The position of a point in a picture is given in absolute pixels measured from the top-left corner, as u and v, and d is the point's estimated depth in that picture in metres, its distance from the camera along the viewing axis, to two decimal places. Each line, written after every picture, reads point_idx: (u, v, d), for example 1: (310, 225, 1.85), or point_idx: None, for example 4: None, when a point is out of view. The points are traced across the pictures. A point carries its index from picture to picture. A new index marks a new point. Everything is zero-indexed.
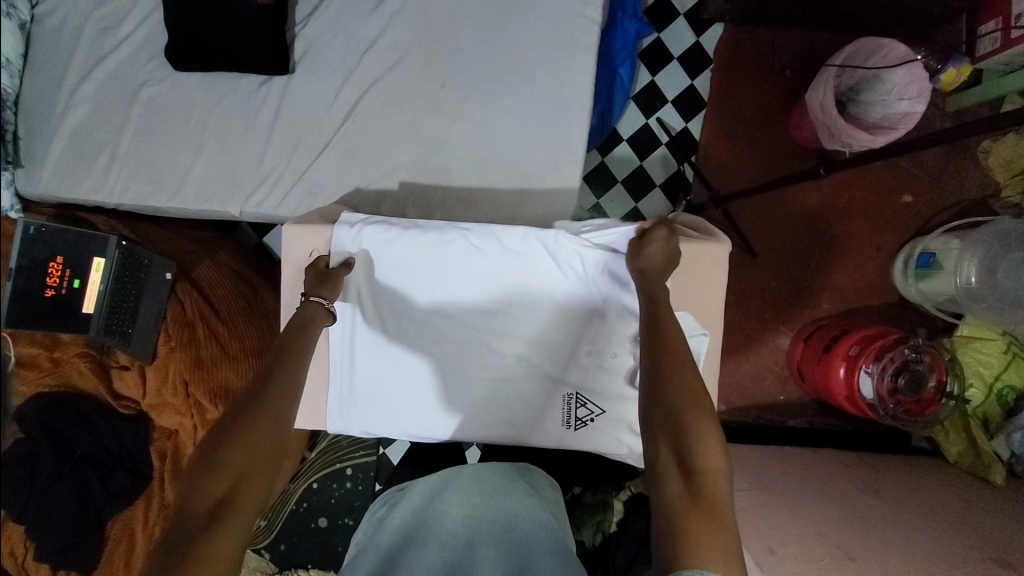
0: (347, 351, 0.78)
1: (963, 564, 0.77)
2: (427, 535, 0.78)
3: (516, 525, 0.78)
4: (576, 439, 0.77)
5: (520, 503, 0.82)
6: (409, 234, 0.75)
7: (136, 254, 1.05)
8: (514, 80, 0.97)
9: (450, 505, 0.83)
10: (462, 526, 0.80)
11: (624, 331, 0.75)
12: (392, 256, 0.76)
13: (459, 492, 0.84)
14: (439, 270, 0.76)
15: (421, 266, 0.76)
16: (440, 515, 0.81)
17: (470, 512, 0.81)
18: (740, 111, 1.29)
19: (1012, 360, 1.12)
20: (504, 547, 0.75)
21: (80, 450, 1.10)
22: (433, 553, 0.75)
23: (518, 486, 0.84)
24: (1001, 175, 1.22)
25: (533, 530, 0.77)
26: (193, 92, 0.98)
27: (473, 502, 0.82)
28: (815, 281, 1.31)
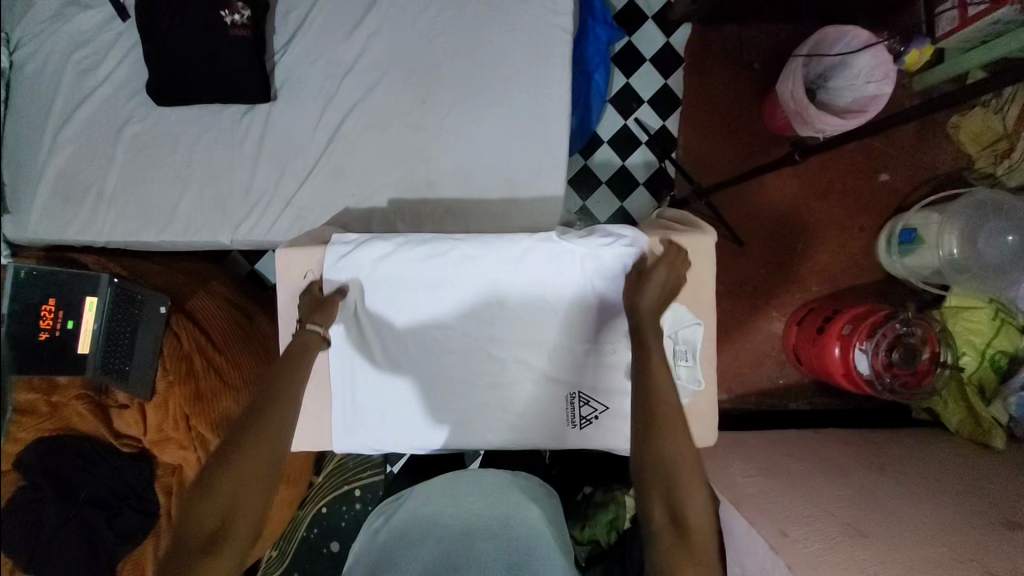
0: (348, 369, 0.78)
1: (968, 530, 0.78)
2: (425, 531, 0.79)
3: (513, 524, 0.79)
4: (581, 438, 0.78)
5: (517, 503, 0.82)
6: (403, 248, 0.76)
7: (130, 290, 1.05)
8: (493, 92, 0.98)
9: (446, 500, 0.83)
10: (460, 520, 0.80)
11: (621, 327, 0.76)
12: (387, 271, 0.76)
13: (456, 488, 0.85)
14: (434, 281, 0.76)
15: (415, 280, 0.76)
16: (436, 510, 0.82)
17: (467, 508, 0.82)
18: (716, 106, 1.32)
19: (1001, 326, 1.14)
20: (502, 547, 0.77)
21: (83, 493, 1.10)
22: (429, 548, 0.77)
23: (516, 486, 0.85)
24: (972, 148, 1.27)
25: (530, 533, 0.78)
26: (176, 126, 0.99)
27: (470, 499, 0.83)
28: (803, 265, 1.33)
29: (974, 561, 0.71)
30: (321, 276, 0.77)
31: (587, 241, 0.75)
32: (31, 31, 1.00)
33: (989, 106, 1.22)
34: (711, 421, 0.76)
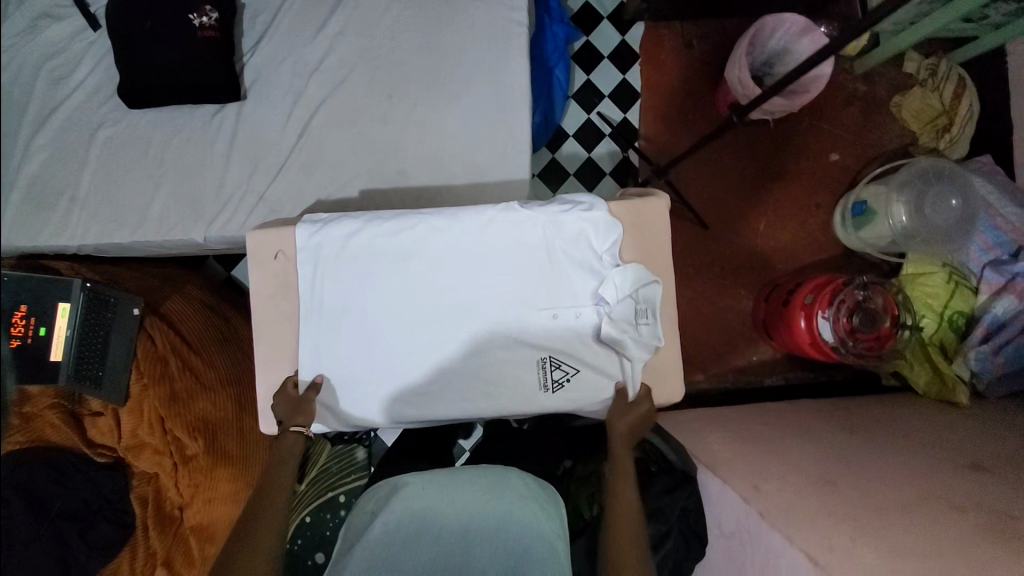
0: (320, 345, 0.79)
1: (936, 472, 0.80)
2: (420, 530, 0.73)
3: (511, 527, 0.74)
4: (552, 401, 0.79)
5: (519, 504, 0.77)
6: (372, 224, 0.79)
7: (103, 293, 1.04)
8: (455, 84, 1.03)
9: (444, 495, 0.77)
10: (459, 521, 0.75)
11: (585, 288, 0.79)
12: (356, 247, 0.79)
13: (456, 483, 0.79)
14: (402, 255, 0.79)
15: (384, 255, 0.79)
16: (433, 509, 0.76)
17: (465, 507, 0.76)
18: (673, 97, 1.39)
19: (956, 288, 1.18)
20: (501, 549, 0.72)
21: (56, 507, 1.06)
22: (424, 552, 0.71)
23: (519, 484, 0.79)
24: (915, 126, 1.35)
25: (529, 537, 0.73)
26: (148, 129, 1.03)
27: (466, 495, 0.77)
28: (766, 244, 1.38)
29: (939, 497, 0.73)
30: (294, 262, 0.79)
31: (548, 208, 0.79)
32: (3, 44, 1.03)
33: (926, 85, 1.33)
34: (675, 371, 0.82)
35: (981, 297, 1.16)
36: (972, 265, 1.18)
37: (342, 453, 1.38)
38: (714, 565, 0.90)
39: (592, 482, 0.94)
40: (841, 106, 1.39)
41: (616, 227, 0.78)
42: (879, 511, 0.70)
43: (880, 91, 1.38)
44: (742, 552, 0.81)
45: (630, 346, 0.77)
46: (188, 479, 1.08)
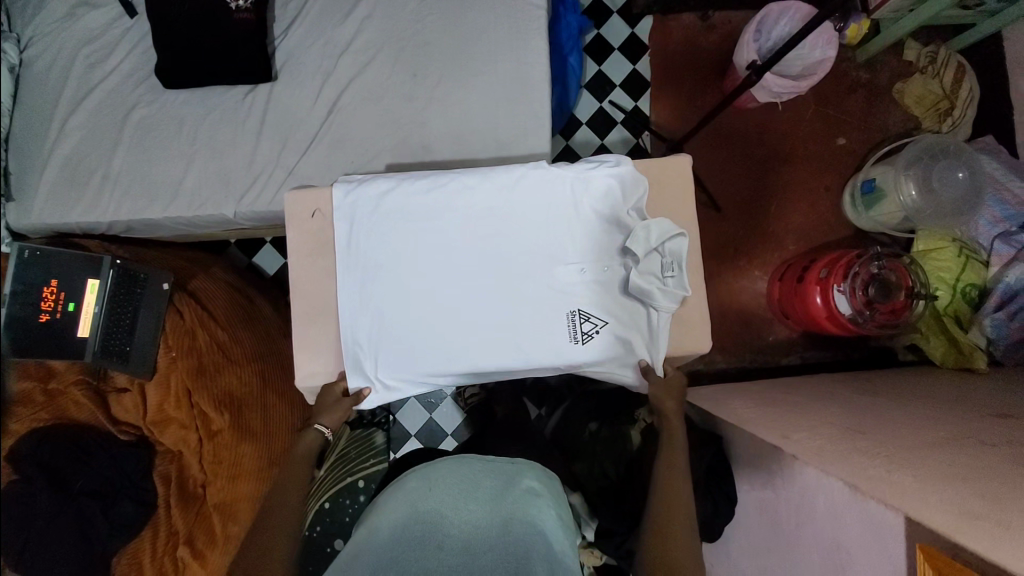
0: (355, 300, 0.80)
1: (963, 420, 0.81)
2: (424, 531, 0.77)
3: (514, 527, 0.78)
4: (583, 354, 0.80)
5: (519, 504, 0.82)
6: (405, 183, 0.81)
7: (132, 269, 1.06)
8: (478, 64, 1.07)
9: (445, 501, 0.82)
10: (460, 525, 0.79)
11: (613, 243, 0.81)
12: (390, 204, 0.81)
13: (454, 485, 0.85)
14: (434, 213, 0.81)
15: (417, 212, 0.81)
16: (435, 511, 0.80)
17: (466, 513, 0.81)
18: (682, 86, 1.44)
19: (967, 261, 1.20)
20: (505, 546, 0.76)
21: (79, 484, 1.04)
22: (432, 554, 0.74)
23: (519, 484, 0.85)
24: (917, 111, 1.40)
25: (530, 533, 0.78)
26: (181, 109, 1.06)
27: (469, 501, 0.82)
28: (777, 226, 1.41)
29: (968, 438, 0.74)
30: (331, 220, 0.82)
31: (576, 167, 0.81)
32: (44, 30, 1.08)
33: (927, 73, 1.38)
34: (703, 324, 0.83)
35: (991, 270, 1.19)
36: (982, 239, 1.21)
37: (361, 439, 1.38)
38: (745, 524, 0.90)
39: (619, 445, 0.95)
40: (846, 92, 1.43)
41: (642, 181, 0.80)
42: (912, 450, 0.71)
43: (883, 77, 1.43)
44: (774, 503, 0.82)
45: (658, 297, 0.78)
46: (211, 456, 1.08)
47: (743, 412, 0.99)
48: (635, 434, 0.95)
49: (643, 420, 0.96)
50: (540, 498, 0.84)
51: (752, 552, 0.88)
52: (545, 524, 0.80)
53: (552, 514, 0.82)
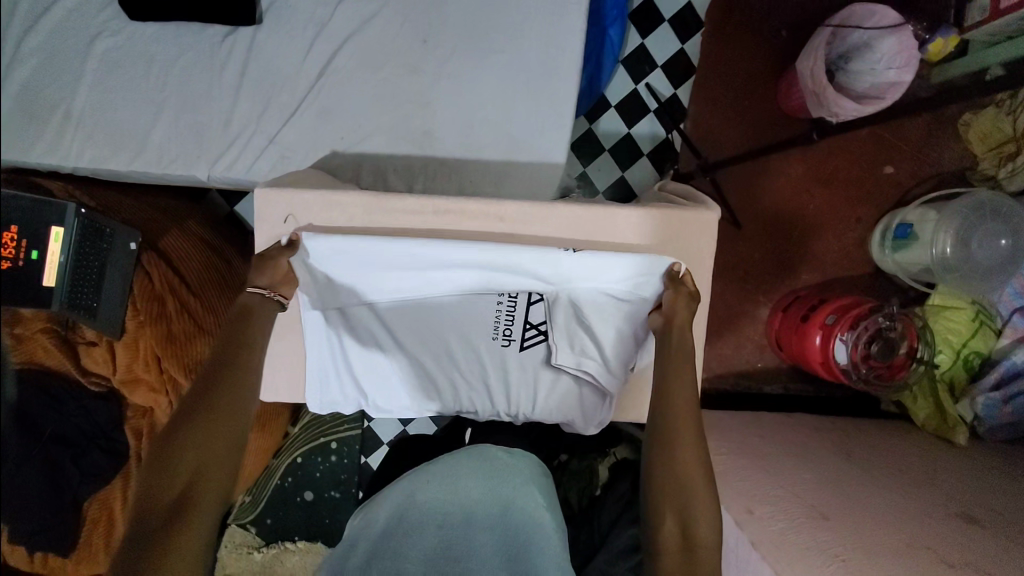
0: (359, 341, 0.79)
1: (927, 517, 0.81)
2: (421, 519, 0.77)
3: (513, 507, 0.79)
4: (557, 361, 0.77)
5: (519, 491, 0.80)
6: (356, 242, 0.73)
7: (98, 221, 0.97)
8: (500, 37, 0.92)
9: (445, 488, 0.80)
10: (462, 504, 0.79)
11: (583, 305, 0.77)
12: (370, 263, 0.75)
13: (457, 478, 0.81)
14: (416, 279, 0.77)
15: (393, 272, 0.76)
16: (432, 501, 0.79)
17: (466, 493, 0.80)
18: (730, 80, 1.28)
19: (979, 327, 1.16)
20: (506, 538, 0.77)
21: (49, 430, 1.04)
22: (431, 532, 0.76)
23: (512, 478, 0.82)
24: (978, 149, 1.27)
25: (531, 527, 0.77)
26: (152, 44, 0.93)
27: (470, 483, 0.81)
28: (796, 253, 1.33)
29: (930, 548, 0.73)
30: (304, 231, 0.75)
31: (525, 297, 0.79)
32: None
33: (1002, 107, 1.21)
34: None
35: (1001, 341, 1.15)
36: (1002, 307, 1.15)
37: None
38: None
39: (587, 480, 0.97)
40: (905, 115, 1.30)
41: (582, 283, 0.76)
42: (871, 558, 0.70)
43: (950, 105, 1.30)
44: (727, 568, 0.84)
45: (590, 300, 0.77)
46: None
47: None
48: (603, 469, 0.98)
49: (615, 456, 0.99)
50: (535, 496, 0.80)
51: None
52: (544, 519, 0.77)
53: (544, 506, 0.79)
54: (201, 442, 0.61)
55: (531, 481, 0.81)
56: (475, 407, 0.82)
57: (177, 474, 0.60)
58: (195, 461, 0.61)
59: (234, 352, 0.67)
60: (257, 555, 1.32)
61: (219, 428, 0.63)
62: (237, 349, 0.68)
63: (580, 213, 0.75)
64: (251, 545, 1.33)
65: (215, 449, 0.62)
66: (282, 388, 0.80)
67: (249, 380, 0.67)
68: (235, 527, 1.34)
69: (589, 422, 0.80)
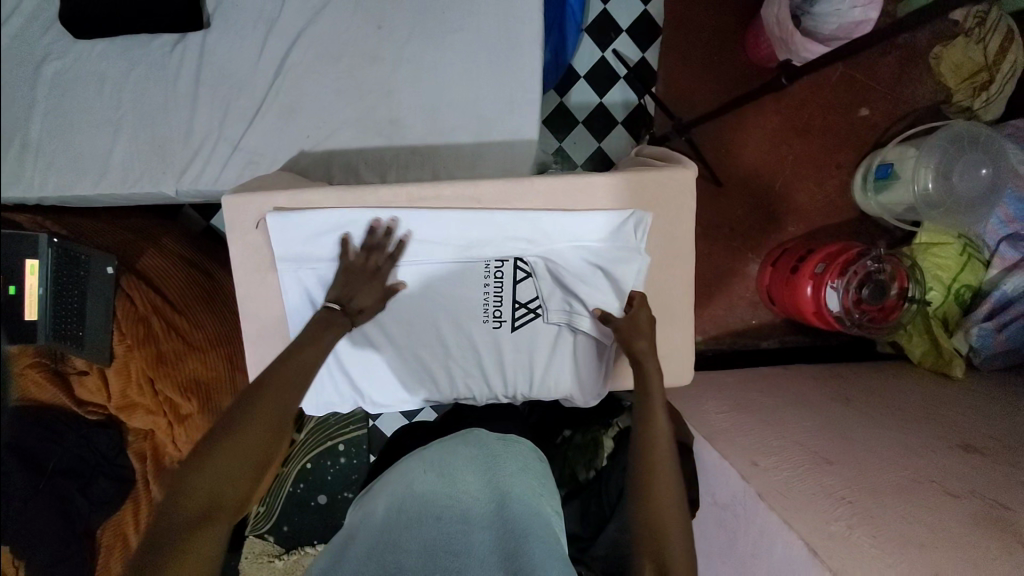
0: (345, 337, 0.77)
1: (932, 453, 0.82)
2: (420, 512, 0.71)
3: (511, 501, 0.74)
4: (548, 317, 0.77)
5: (515, 479, 0.78)
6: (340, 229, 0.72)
7: (72, 249, 0.95)
8: (457, 15, 0.89)
9: (442, 479, 0.76)
10: (459, 497, 0.74)
11: (569, 279, 0.75)
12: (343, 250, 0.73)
13: (453, 465, 0.78)
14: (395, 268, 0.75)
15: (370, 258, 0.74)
16: (429, 491, 0.73)
17: (464, 487, 0.75)
18: (697, 36, 1.26)
19: (967, 261, 1.16)
20: (505, 531, 0.69)
21: (52, 464, 1.02)
22: (428, 527, 0.69)
23: (508, 468, 0.80)
24: (952, 81, 1.27)
25: (530, 517, 0.71)
26: (102, 63, 0.91)
27: (467, 476, 0.77)
28: (780, 206, 1.32)
29: (935, 482, 0.74)
30: (269, 235, 0.73)
31: (506, 275, 0.77)
32: None
33: (970, 37, 1.23)
34: (685, 359, 0.80)
35: (991, 272, 1.15)
36: (989, 238, 1.15)
37: None
38: (704, 529, 0.91)
39: (592, 450, 0.97)
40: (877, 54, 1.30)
41: (562, 256, 0.75)
42: (877, 498, 0.71)
43: (921, 40, 1.29)
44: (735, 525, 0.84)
45: (569, 271, 0.75)
46: (189, 438, 1.04)
47: (717, 420, 0.99)
48: (608, 440, 0.97)
49: (617, 427, 0.98)
50: (530, 484, 0.79)
51: (712, 562, 0.89)
52: (543, 512, 0.74)
53: (541, 499, 0.77)
54: (231, 453, 0.60)
55: (525, 470, 0.81)
56: (472, 393, 0.82)
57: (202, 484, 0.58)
58: (223, 469, 0.60)
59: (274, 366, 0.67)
60: (279, 563, 1.32)
61: (248, 436, 0.62)
62: (278, 362, 0.67)
63: (555, 185, 0.74)
64: (271, 554, 1.33)
65: (247, 457, 0.61)
66: None
67: (283, 390, 0.66)
68: (254, 538, 1.34)
69: (588, 395, 0.81)
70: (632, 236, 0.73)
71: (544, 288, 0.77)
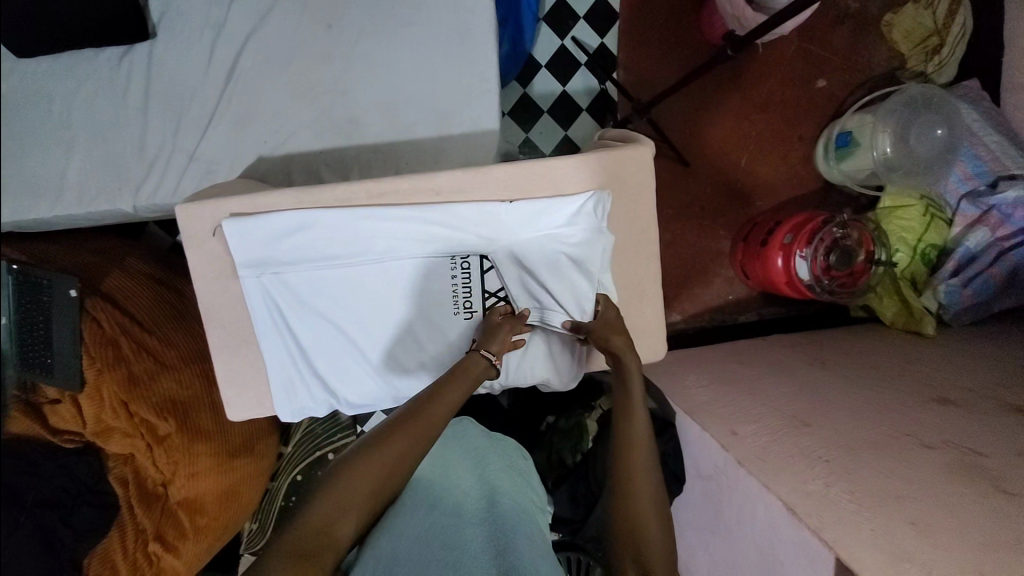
0: (313, 341, 0.76)
1: (906, 407, 0.83)
2: (413, 501, 0.71)
3: (500, 499, 0.74)
4: (525, 321, 0.78)
5: (506, 477, 0.78)
6: (302, 232, 0.72)
7: (34, 274, 0.94)
8: (407, 9, 0.89)
9: (435, 475, 0.76)
10: (451, 491, 0.74)
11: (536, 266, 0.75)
12: (306, 254, 0.73)
13: (447, 463, 0.79)
14: (359, 269, 0.75)
15: (334, 259, 0.74)
16: (422, 486, 0.74)
17: (456, 483, 0.76)
18: (654, 18, 1.27)
19: (930, 221, 1.19)
20: (496, 527, 0.68)
21: (31, 497, 0.97)
22: (420, 516, 0.68)
23: (501, 465, 0.81)
24: (904, 47, 1.30)
25: (518, 514, 0.71)
26: (46, 81, 0.89)
27: (459, 473, 0.78)
28: (748, 181, 1.34)
29: (910, 435, 0.75)
30: (227, 243, 0.71)
31: (472, 266, 0.78)
32: None
33: (919, 4, 1.27)
34: (658, 335, 0.81)
35: (954, 230, 1.18)
36: (949, 197, 1.17)
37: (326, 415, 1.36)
38: (692, 503, 0.92)
39: (577, 435, 0.99)
40: (830, 24, 1.32)
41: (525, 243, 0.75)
42: (854, 455, 0.72)
43: (872, 8, 1.32)
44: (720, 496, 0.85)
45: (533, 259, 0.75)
46: (168, 458, 1.02)
47: (697, 394, 1.00)
48: (592, 424, 0.99)
49: (601, 409, 1.00)
50: (519, 483, 0.79)
51: (700, 534, 0.89)
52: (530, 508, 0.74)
53: (529, 498, 0.77)
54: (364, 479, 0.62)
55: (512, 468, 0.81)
56: None
57: (331, 512, 0.60)
58: (355, 494, 0.61)
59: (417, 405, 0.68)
60: None
61: (383, 469, 0.63)
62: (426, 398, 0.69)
63: (514, 172, 0.74)
64: None
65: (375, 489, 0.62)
66: (249, 404, 0.80)
67: (420, 431, 0.66)
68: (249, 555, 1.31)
69: (564, 377, 0.82)
70: (593, 215, 0.74)
71: (509, 279, 0.77)
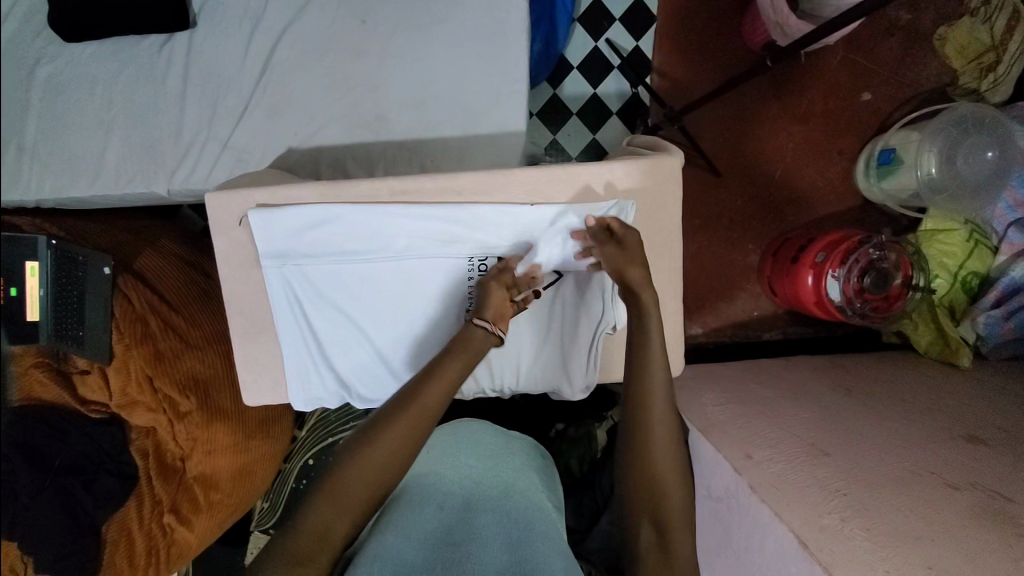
0: (328, 334, 0.77)
1: (934, 444, 0.79)
2: (423, 495, 0.71)
3: (512, 494, 0.74)
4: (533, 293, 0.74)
5: (519, 472, 0.78)
6: (325, 226, 0.73)
7: (70, 250, 0.96)
8: (442, 6, 0.89)
9: (446, 465, 0.76)
10: (463, 483, 0.74)
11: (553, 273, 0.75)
12: (327, 247, 0.74)
13: (458, 453, 0.78)
14: (378, 265, 0.75)
15: (353, 255, 0.74)
16: (433, 478, 0.74)
17: (468, 475, 0.76)
18: (692, 24, 1.24)
19: (974, 247, 1.13)
20: (507, 522, 0.69)
21: (58, 461, 1.01)
22: (430, 513, 0.69)
23: (515, 459, 0.80)
24: (958, 63, 1.24)
25: (530, 510, 0.71)
26: (92, 65, 0.92)
27: (471, 462, 0.77)
28: (781, 195, 1.30)
29: (934, 474, 0.72)
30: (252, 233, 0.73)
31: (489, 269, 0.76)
32: None
33: (976, 17, 1.21)
34: (676, 349, 0.80)
35: (999, 259, 1.12)
36: (996, 225, 1.11)
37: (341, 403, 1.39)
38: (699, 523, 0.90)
39: (586, 444, 0.99)
40: (879, 37, 1.26)
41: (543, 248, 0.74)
42: (873, 490, 0.69)
43: (927, 21, 1.26)
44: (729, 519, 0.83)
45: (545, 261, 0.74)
46: (188, 435, 1.05)
47: (713, 412, 0.98)
48: (601, 433, 0.99)
49: (610, 420, 1.00)
50: (533, 477, 0.78)
51: (706, 556, 0.87)
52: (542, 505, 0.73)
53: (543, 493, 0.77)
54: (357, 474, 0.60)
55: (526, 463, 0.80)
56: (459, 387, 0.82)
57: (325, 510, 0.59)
58: (347, 491, 0.60)
59: (409, 390, 0.64)
60: None
61: (375, 463, 0.61)
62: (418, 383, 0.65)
63: (537, 177, 0.73)
64: None
65: (368, 485, 0.61)
66: (265, 390, 0.81)
67: (411, 421, 0.62)
68: (259, 534, 1.34)
69: (576, 387, 0.79)
70: None
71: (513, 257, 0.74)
